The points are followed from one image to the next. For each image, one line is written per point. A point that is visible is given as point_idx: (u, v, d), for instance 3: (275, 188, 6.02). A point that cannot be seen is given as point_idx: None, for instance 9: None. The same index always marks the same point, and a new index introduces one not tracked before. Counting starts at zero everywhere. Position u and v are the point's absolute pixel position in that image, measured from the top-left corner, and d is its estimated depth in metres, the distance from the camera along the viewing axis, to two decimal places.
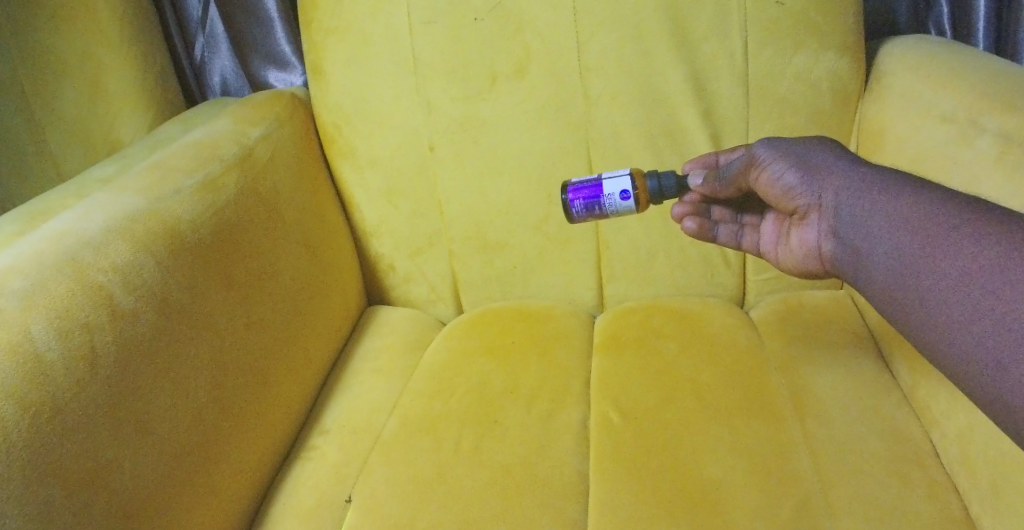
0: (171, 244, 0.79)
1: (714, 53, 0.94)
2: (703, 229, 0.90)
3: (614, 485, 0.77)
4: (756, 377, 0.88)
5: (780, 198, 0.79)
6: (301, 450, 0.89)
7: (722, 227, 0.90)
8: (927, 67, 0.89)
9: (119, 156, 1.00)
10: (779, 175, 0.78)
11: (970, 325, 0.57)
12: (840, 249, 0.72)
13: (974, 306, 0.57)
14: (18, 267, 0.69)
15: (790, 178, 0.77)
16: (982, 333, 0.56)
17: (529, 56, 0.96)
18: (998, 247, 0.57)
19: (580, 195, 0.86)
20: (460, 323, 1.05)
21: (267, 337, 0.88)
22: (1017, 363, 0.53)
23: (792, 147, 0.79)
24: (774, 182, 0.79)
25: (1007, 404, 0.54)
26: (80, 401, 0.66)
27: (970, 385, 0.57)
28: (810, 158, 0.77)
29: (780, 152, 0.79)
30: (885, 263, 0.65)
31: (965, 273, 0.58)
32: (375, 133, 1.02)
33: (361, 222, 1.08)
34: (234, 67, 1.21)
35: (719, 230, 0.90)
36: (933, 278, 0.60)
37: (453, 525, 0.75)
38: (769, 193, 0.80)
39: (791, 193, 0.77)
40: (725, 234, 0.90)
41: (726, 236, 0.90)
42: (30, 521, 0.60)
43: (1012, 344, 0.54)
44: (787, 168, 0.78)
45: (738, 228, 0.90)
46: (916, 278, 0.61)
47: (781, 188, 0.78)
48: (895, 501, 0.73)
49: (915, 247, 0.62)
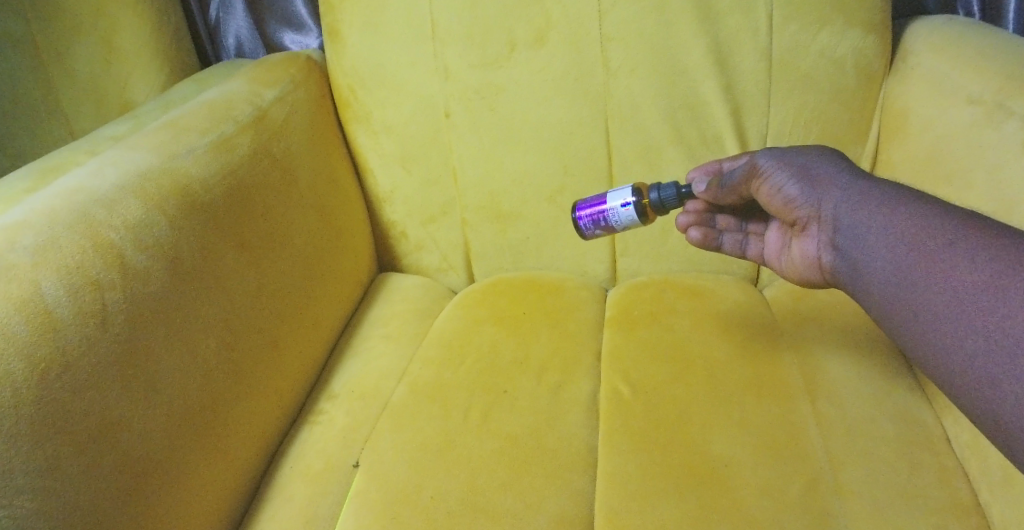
0: (183, 205, 0.78)
1: (738, 26, 0.92)
2: (706, 238, 0.89)
3: (622, 457, 0.77)
4: (768, 355, 0.87)
5: (781, 209, 0.77)
6: (311, 413, 0.89)
7: (727, 236, 0.89)
8: (954, 49, 0.87)
9: (131, 116, 1.00)
10: (779, 186, 0.77)
11: (964, 342, 0.56)
12: (840, 262, 0.70)
13: (966, 321, 0.56)
14: (32, 222, 0.69)
15: (790, 190, 0.76)
16: (974, 349, 0.55)
17: (549, 24, 0.94)
18: (993, 265, 0.56)
19: (586, 212, 0.87)
20: (471, 291, 1.05)
21: (277, 312, 0.87)
22: (1009, 379, 0.53)
23: (793, 157, 0.77)
24: (775, 194, 0.77)
25: (998, 420, 0.53)
26: (90, 357, 0.66)
27: (966, 401, 0.56)
28: (810, 168, 0.75)
29: (782, 162, 0.78)
30: (882, 276, 0.64)
31: (959, 289, 0.57)
32: (390, 99, 1.01)
33: (375, 188, 1.08)
34: (249, 29, 1.18)
35: (724, 239, 0.89)
36: (929, 290, 0.59)
37: (460, 493, 0.75)
38: (770, 203, 0.78)
39: (791, 205, 0.76)
40: (730, 242, 0.89)
41: (731, 245, 0.89)
42: (38, 474, 0.60)
43: (1004, 361, 0.53)
44: (788, 179, 0.76)
45: (742, 237, 0.88)
46: (913, 292, 0.60)
47: (781, 200, 0.77)
48: (903, 485, 0.73)
49: (912, 261, 0.61)
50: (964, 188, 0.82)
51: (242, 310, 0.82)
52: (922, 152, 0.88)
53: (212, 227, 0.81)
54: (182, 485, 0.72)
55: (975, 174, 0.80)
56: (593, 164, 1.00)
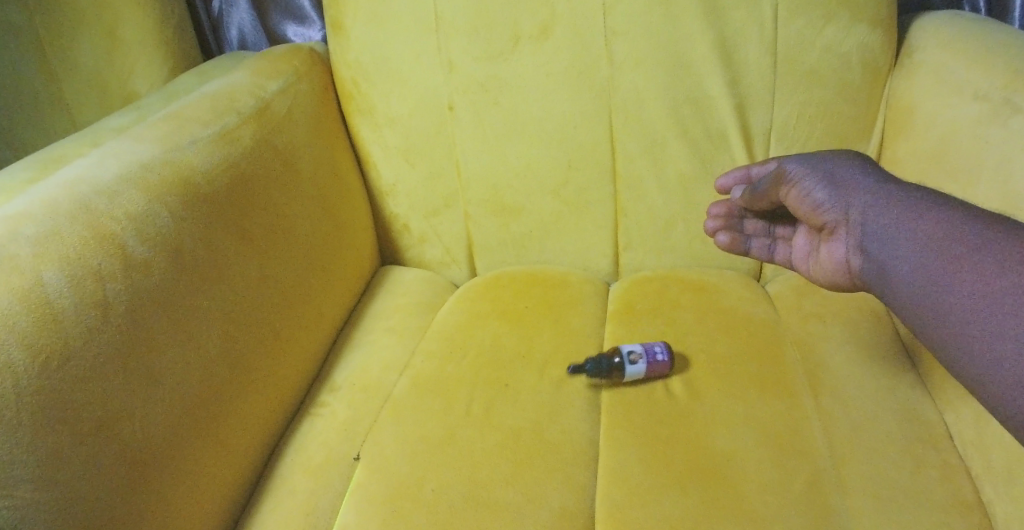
0: (185, 196, 0.78)
1: (743, 21, 0.92)
2: (735, 243, 0.91)
3: (624, 452, 0.77)
4: (771, 350, 0.87)
5: (809, 214, 0.76)
6: (312, 406, 0.89)
7: (755, 240, 0.90)
8: (961, 44, 0.86)
9: (134, 107, 0.99)
10: (808, 191, 0.76)
11: (992, 345, 0.57)
12: (868, 267, 0.69)
13: (995, 325, 0.57)
14: (32, 212, 0.69)
15: (818, 195, 0.75)
16: (1003, 353, 0.56)
17: (553, 17, 0.94)
18: (1020, 270, 0.57)
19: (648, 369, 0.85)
20: (473, 285, 1.05)
21: (279, 304, 0.87)
22: None
23: (821, 162, 0.77)
24: (803, 198, 0.77)
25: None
26: (91, 348, 0.66)
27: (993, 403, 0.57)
28: (837, 174, 0.75)
29: (810, 167, 0.77)
30: (909, 280, 0.64)
31: (987, 293, 0.58)
32: (393, 92, 1.01)
33: (377, 181, 1.08)
34: (252, 21, 1.18)
35: (752, 243, 0.91)
36: (956, 295, 0.60)
37: (461, 486, 0.75)
38: (799, 208, 0.78)
39: (819, 210, 0.75)
40: (758, 247, 0.90)
41: (759, 249, 0.90)
42: (38, 465, 0.60)
43: None
44: (816, 184, 0.75)
45: (770, 242, 0.89)
46: (938, 295, 0.61)
47: (810, 204, 0.76)
48: (906, 482, 0.73)
49: (938, 264, 0.62)
50: (970, 184, 0.81)
51: (245, 302, 0.82)
52: (927, 148, 0.87)
53: (215, 219, 0.81)
54: (184, 477, 0.72)
55: (981, 170, 0.80)
56: (597, 159, 1.00)
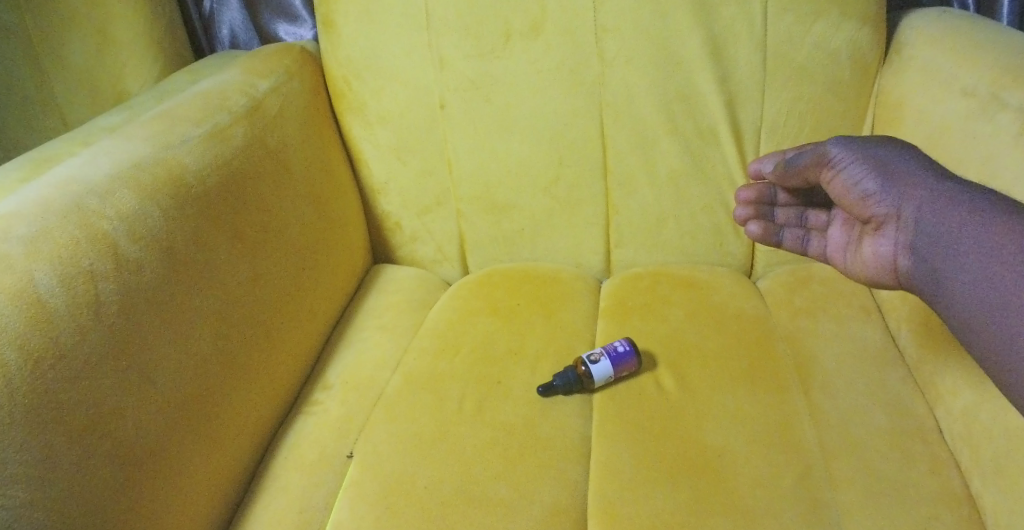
0: (177, 194, 0.78)
1: (733, 17, 0.92)
2: (767, 233, 0.91)
3: (616, 447, 0.78)
4: (763, 346, 0.87)
5: (856, 204, 0.77)
6: (304, 404, 0.89)
7: (788, 231, 0.90)
8: (948, 40, 0.87)
9: (126, 106, 0.99)
10: (857, 180, 0.76)
11: None
12: (924, 268, 0.71)
13: None
14: (24, 213, 0.69)
15: (868, 184, 0.76)
16: None
17: (544, 15, 0.94)
18: None
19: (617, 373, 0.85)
20: (467, 282, 1.05)
21: (272, 300, 0.87)
22: None
23: (869, 149, 0.77)
24: (851, 186, 0.77)
25: None
26: (84, 348, 0.66)
27: None
28: (890, 164, 0.75)
29: (857, 153, 0.77)
30: (973, 291, 0.66)
31: None
32: (384, 90, 1.01)
33: (369, 179, 1.08)
34: (244, 20, 1.18)
35: (785, 234, 0.90)
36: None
37: (454, 483, 0.75)
38: (844, 196, 0.78)
39: (869, 200, 0.76)
40: (790, 238, 0.90)
41: (791, 241, 0.90)
42: (31, 467, 0.60)
43: None
44: (866, 173, 0.76)
45: (803, 233, 0.89)
46: (1007, 313, 0.64)
47: (858, 194, 0.77)
48: (895, 476, 0.73)
49: (1008, 281, 0.64)
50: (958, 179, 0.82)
51: (239, 303, 0.82)
52: (916, 143, 0.88)
53: (207, 219, 0.81)
54: (179, 476, 0.72)
55: (968, 165, 0.81)
56: (588, 156, 1.00)
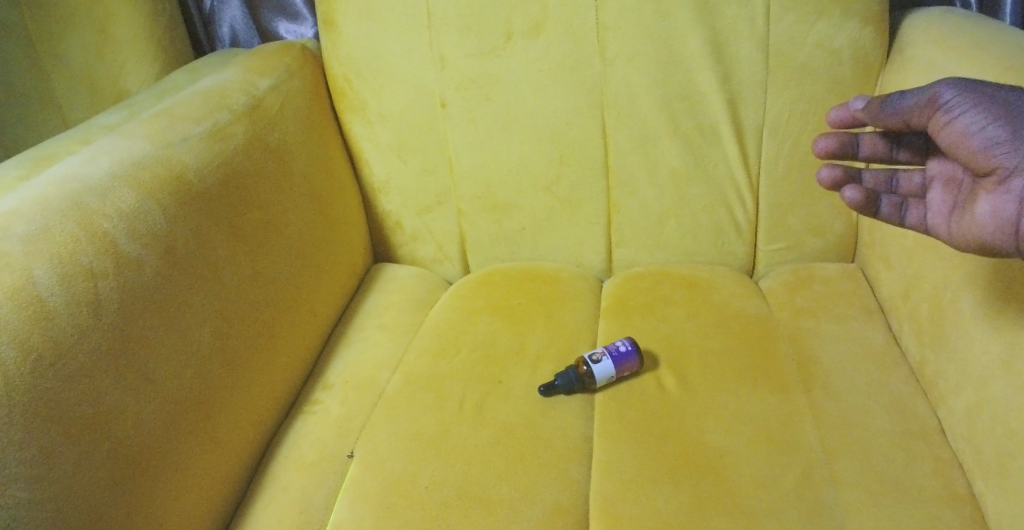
0: (177, 193, 0.78)
1: (735, 16, 0.92)
2: (865, 199, 0.77)
3: (618, 447, 0.78)
4: (764, 346, 0.87)
5: (973, 156, 0.66)
6: (304, 403, 0.89)
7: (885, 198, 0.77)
8: (951, 40, 0.87)
9: (126, 104, 0.99)
10: (978, 125, 0.65)
11: None
12: None
13: None
14: (23, 211, 0.68)
15: (993, 130, 0.64)
16: None
17: (545, 14, 0.94)
18: None
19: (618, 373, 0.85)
20: (468, 282, 1.05)
21: (271, 299, 0.87)
22: None
23: (989, 91, 0.66)
24: (968, 132, 0.66)
25: None
26: (84, 346, 0.66)
27: None
28: (1016, 108, 0.64)
29: (976, 94, 0.66)
30: None
31: None
32: (385, 89, 1.00)
33: (370, 178, 1.07)
34: (244, 18, 1.18)
35: (883, 202, 0.77)
36: None
37: (454, 483, 0.75)
38: (958, 145, 0.67)
39: (992, 149, 0.64)
40: (887, 207, 0.77)
41: (889, 210, 0.77)
42: (30, 466, 0.60)
43: None
44: (989, 117, 0.65)
45: (902, 201, 0.77)
46: None
47: (979, 142, 0.65)
48: (897, 476, 0.73)
49: None
50: None
51: (238, 301, 0.82)
52: None
53: (206, 217, 0.81)
54: (179, 475, 0.72)
55: None
56: (589, 155, 1.00)
